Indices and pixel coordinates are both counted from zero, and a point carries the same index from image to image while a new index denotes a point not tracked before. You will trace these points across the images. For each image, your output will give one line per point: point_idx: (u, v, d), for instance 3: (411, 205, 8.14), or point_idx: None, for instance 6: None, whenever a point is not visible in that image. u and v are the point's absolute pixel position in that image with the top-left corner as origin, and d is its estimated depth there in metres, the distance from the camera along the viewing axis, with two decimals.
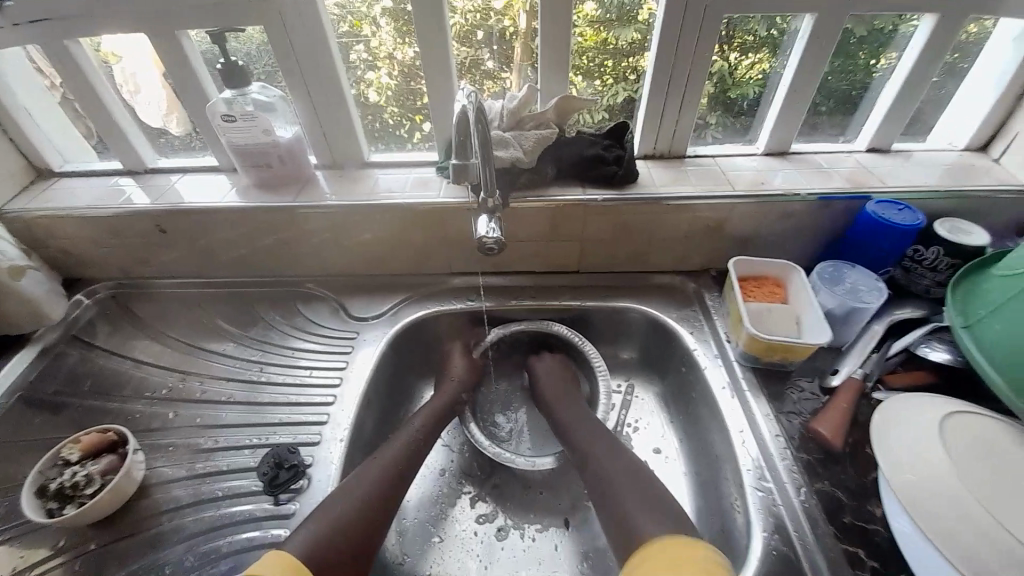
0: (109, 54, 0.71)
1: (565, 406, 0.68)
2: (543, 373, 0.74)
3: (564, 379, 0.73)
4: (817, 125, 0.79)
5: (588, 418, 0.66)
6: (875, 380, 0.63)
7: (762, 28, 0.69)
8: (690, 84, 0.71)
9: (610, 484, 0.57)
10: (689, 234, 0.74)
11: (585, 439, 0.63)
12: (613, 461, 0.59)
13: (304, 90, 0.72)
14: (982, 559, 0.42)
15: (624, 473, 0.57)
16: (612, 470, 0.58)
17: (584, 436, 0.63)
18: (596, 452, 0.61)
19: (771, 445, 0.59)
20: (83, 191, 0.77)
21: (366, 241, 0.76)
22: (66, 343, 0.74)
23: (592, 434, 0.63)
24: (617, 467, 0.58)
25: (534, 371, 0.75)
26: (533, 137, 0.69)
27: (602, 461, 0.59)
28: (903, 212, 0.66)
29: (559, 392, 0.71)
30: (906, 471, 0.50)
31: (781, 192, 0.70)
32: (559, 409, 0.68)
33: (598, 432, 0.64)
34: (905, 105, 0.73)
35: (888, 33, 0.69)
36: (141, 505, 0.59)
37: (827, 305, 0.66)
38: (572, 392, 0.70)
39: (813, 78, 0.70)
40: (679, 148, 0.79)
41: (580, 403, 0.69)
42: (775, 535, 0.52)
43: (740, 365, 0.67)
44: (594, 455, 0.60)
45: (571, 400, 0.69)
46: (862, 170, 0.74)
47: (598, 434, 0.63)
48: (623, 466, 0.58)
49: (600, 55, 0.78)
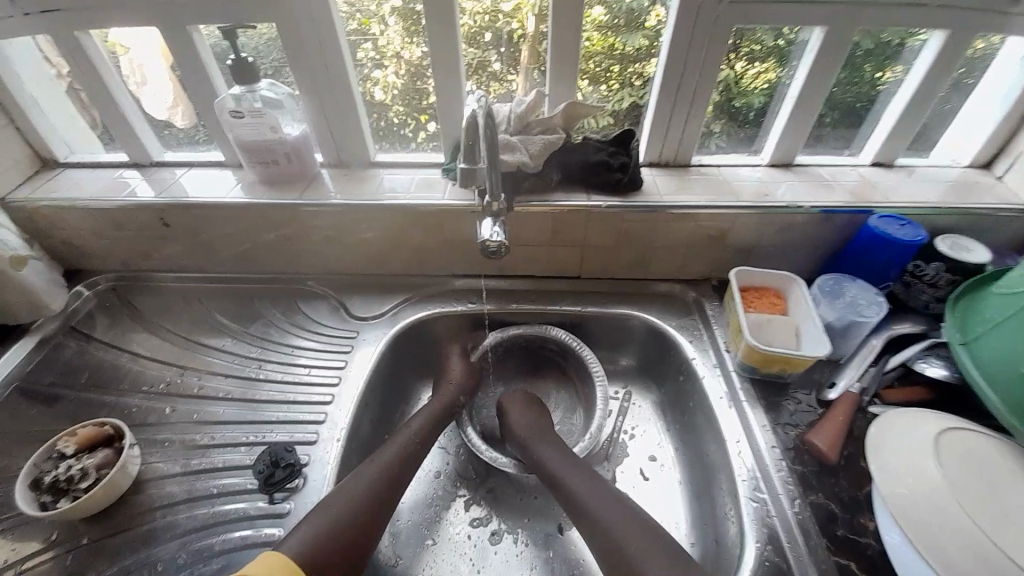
0: (116, 44, 0.71)
1: (545, 444, 0.64)
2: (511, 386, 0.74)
3: (538, 419, 0.68)
4: (822, 137, 0.79)
5: (571, 459, 0.62)
6: (871, 394, 0.63)
7: (770, 39, 0.69)
8: (696, 93, 0.71)
9: (617, 540, 0.52)
10: (691, 243, 0.74)
11: (575, 485, 0.58)
12: (595, 491, 0.57)
13: (311, 87, 0.72)
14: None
15: (628, 526, 0.52)
16: (612, 523, 0.53)
17: (572, 480, 0.59)
18: (590, 503, 0.56)
19: (767, 457, 0.59)
20: (88, 183, 0.77)
21: (370, 241, 0.76)
22: (64, 334, 0.74)
23: (580, 479, 0.58)
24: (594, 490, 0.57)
25: (504, 411, 0.70)
26: (539, 142, 0.70)
27: (598, 512, 0.55)
28: (905, 227, 0.67)
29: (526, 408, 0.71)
30: (899, 484, 0.50)
31: (784, 203, 0.70)
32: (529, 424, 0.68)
33: (588, 475, 0.59)
34: (910, 120, 0.73)
35: (894, 47, 0.69)
36: (135, 501, 0.59)
37: (827, 318, 0.66)
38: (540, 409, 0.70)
39: (823, 89, 0.70)
40: (684, 157, 0.79)
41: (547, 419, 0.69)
42: (768, 546, 0.52)
43: (739, 376, 0.67)
44: (587, 503, 0.56)
45: (549, 437, 0.65)
46: (866, 184, 0.74)
47: (587, 480, 0.58)
48: (599, 487, 0.57)
49: (608, 60, 0.74)
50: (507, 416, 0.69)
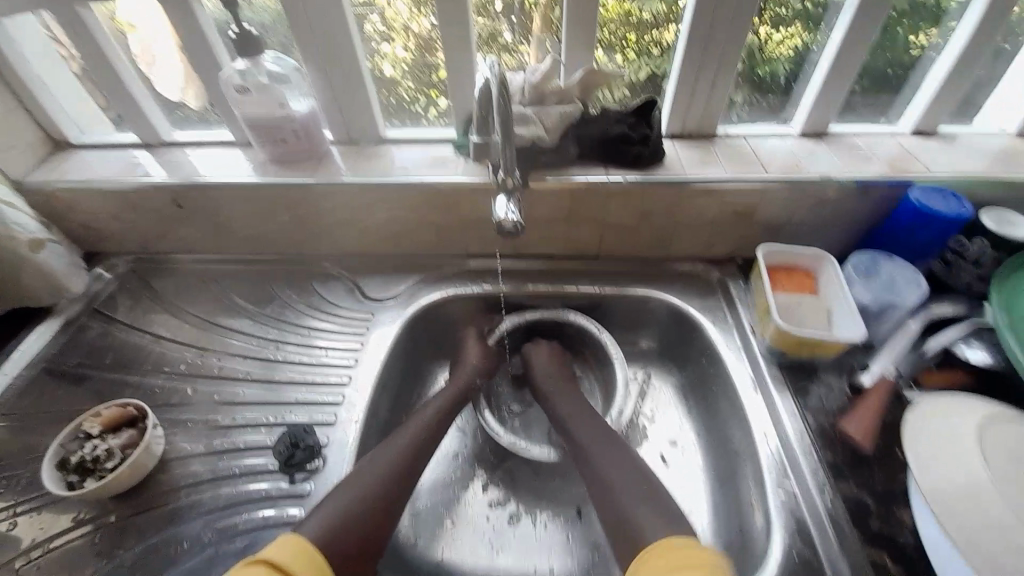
0: (125, 23, 0.70)
1: (568, 409, 0.65)
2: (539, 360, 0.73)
3: (561, 377, 0.70)
4: (858, 105, 0.74)
5: (596, 432, 0.61)
6: (908, 379, 0.60)
7: (797, 2, 0.66)
8: (724, 59, 0.67)
9: (616, 497, 0.54)
10: (716, 220, 0.71)
11: (592, 447, 0.59)
12: (614, 464, 0.56)
13: (318, 61, 0.69)
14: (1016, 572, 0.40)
15: (632, 486, 0.54)
16: (615, 480, 0.55)
17: (595, 453, 0.58)
18: (601, 461, 0.57)
19: (796, 445, 0.57)
20: (100, 164, 0.76)
21: (383, 220, 0.75)
22: (88, 316, 0.75)
23: (597, 440, 0.59)
24: (613, 463, 0.57)
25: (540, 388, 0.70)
26: (554, 114, 0.67)
27: (605, 469, 0.56)
28: (948, 200, 0.63)
29: (559, 382, 0.70)
30: (937, 475, 0.48)
31: (815, 176, 0.66)
32: (556, 399, 0.67)
33: (606, 437, 0.60)
34: (959, 84, 0.68)
35: (929, 9, 0.66)
36: (160, 480, 0.60)
37: (862, 298, 0.63)
38: (569, 383, 0.69)
39: (863, 51, 0.65)
40: (709, 128, 0.75)
41: (578, 394, 0.68)
42: (796, 538, 0.52)
43: (765, 358, 0.65)
44: (606, 476, 0.56)
45: (575, 401, 0.66)
46: (906, 155, 0.70)
47: (604, 441, 0.59)
48: (618, 460, 0.57)
49: (623, 28, 0.70)
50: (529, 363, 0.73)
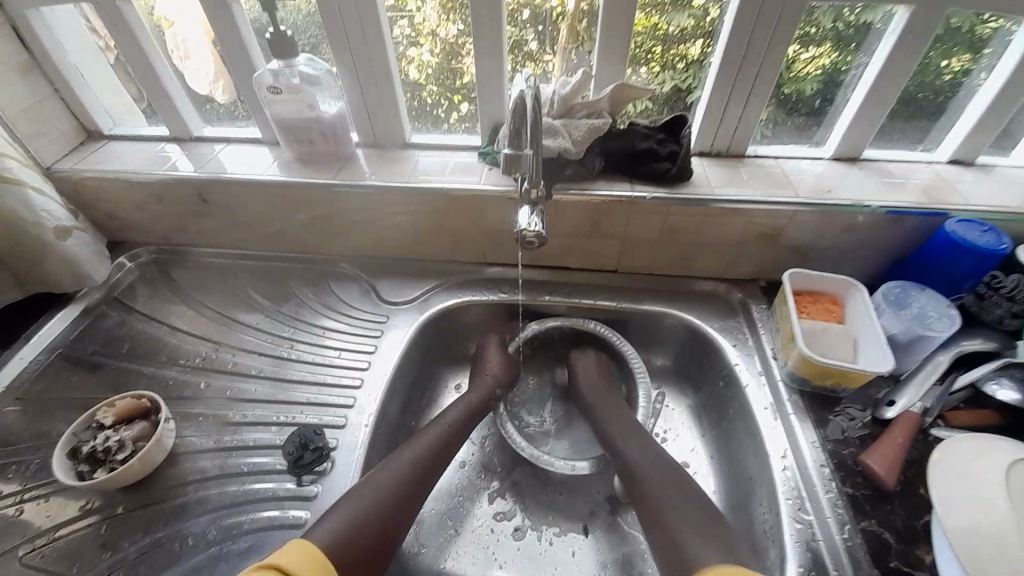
0: (161, 18, 0.71)
1: (610, 417, 0.64)
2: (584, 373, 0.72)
3: (609, 398, 0.68)
4: (894, 131, 0.72)
5: (642, 437, 0.60)
6: (935, 415, 0.58)
7: (828, 20, 0.63)
8: (757, 79, 0.66)
9: (660, 506, 0.52)
10: (741, 242, 0.70)
11: (633, 456, 0.58)
12: (653, 467, 0.56)
13: (349, 64, 0.69)
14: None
15: (674, 495, 0.52)
16: (658, 489, 0.53)
17: (636, 456, 0.58)
18: (642, 470, 0.56)
19: (815, 475, 0.56)
20: (130, 156, 0.77)
21: (404, 224, 0.75)
22: (107, 304, 0.76)
23: (640, 450, 0.58)
24: (656, 468, 0.56)
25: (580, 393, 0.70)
26: (584, 127, 0.65)
27: (648, 477, 0.55)
28: (986, 233, 0.61)
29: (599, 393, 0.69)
30: (962, 514, 0.46)
31: (846, 202, 0.64)
32: (597, 407, 0.67)
33: (647, 447, 0.59)
34: (999, 114, 0.66)
35: (963, 34, 0.62)
36: (168, 474, 0.60)
37: (890, 330, 0.62)
38: (610, 392, 0.69)
39: (902, 78, 0.64)
40: (738, 147, 0.74)
41: (618, 401, 0.67)
42: (811, 572, 0.49)
43: (786, 386, 0.63)
44: (645, 479, 0.55)
45: (619, 415, 0.65)
46: (941, 184, 0.68)
47: (646, 450, 0.58)
48: (658, 464, 0.56)
49: (650, 41, 0.69)
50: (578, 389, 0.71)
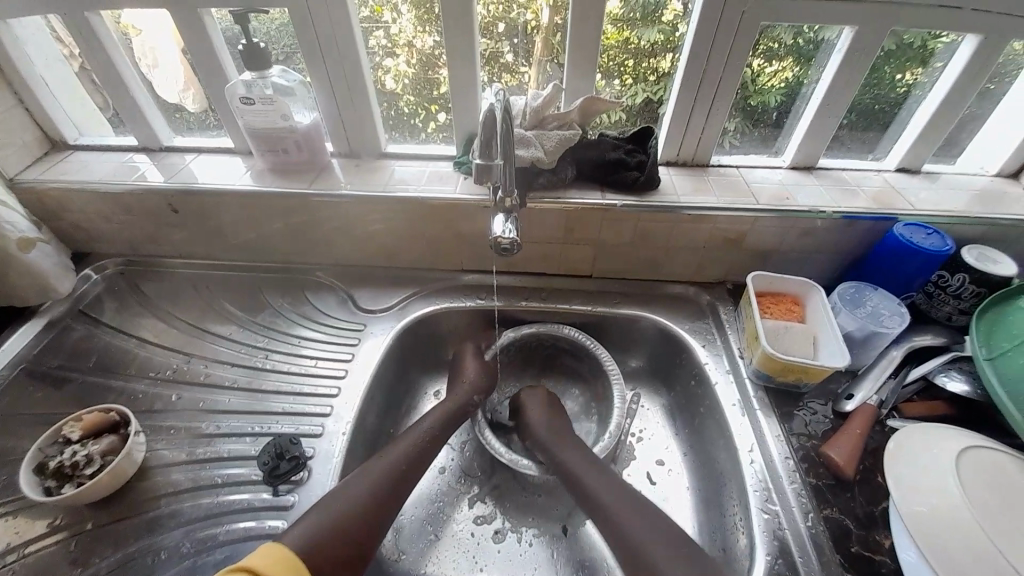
0: (129, 26, 0.69)
1: (555, 437, 0.64)
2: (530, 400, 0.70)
3: (557, 422, 0.67)
4: (846, 141, 0.77)
5: (589, 457, 0.61)
6: (890, 407, 0.61)
7: (789, 37, 0.67)
8: (718, 93, 0.69)
9: (628, 535, 0.51)
10: (707, 246, 0.73)
11: (588, 479, 0.58)
12: (609, 488, 0.56)
13: (324, 74, 0.70)
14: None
15: (639, 521, 0.52)
16: (618, 510, 0.54)
17: (589, 477, 0.58)
18: (600, 495, 0.56)
19: (780, 467, 0.58)
20: (97, 166, 0.76)
21: (380, 232, 0.75)
22: (72, 317, 0.74)
23: (593, 473, 0.58)
24: (608, 488, 0.56)
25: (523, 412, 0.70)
26: (555, 138, 0.68)
27: (605, 498, 0.55)
28: (931, 236, 0.65)
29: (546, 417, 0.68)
30: (920, 502, 0.48)
31: (803, 207, 0.68)
32: (540, 431, 0.66)
33: (599, 470, 0.59)
34: (939, 125, 0.71)
35: (904, 52, 0.67)
36: (140, 487, 0.58)
37: (846, 327, 0.65)
38: (557, 414, 0.69)
39: (851, 91, 0.68)
40: (703, 157, 0.77)
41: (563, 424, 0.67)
42: (779, 560, 0.51)
43: (753, 383, 0.66)
44: (603, 502, 0.55)
45: (564, 438, 0.64)
46: (890, 190, 0.72)
47: (600, 474, 0.58)
48: (610, 486, 0.57)
49: (622, 54, 0.72)
50: (524, 416, 0.69)
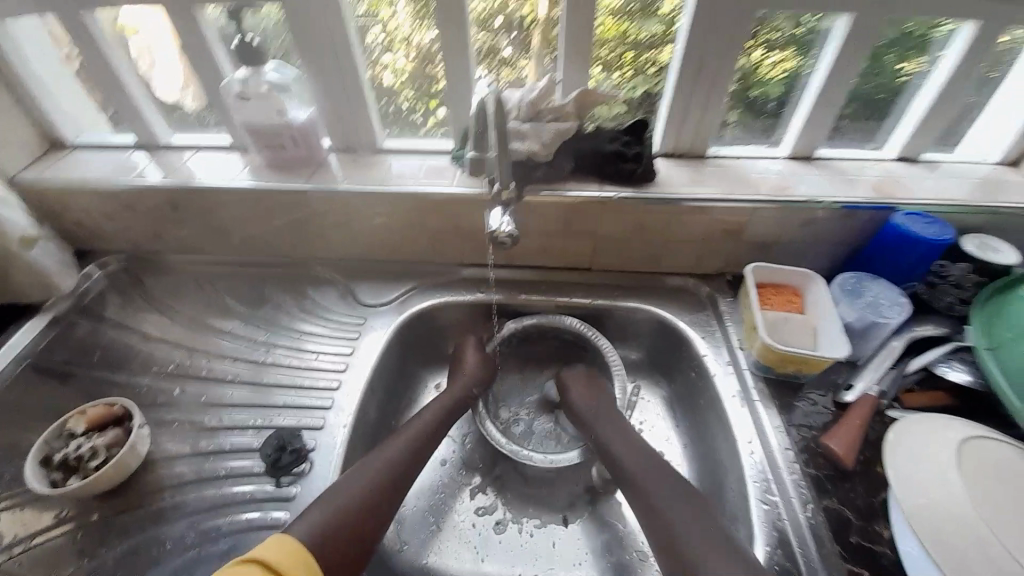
0: (125, 26, 0.70)
1: (598, 414, 0.65)
2: (571, 381, 0.70)
3: (597, 395, 0.67)
4: (844, 130, 0.76)
5: (625, 432, 0.62)
6: (891, 398, 0.61)
7: (787, 28, 0.66)
8: (716, 83, 0.69)
9: (670, 520, 0.51)
10: (705, 237, 0.72)
11: (630, 463, 0.58)
12: (641, 461, 0.58)
13: (318, 66, 0.70)
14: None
15: (684, 507, 0.52)
16: (650, 480, 0.55)
17: (622, 450, 0.60)
18: (644, 480, 0.56)
19: (779, 458, 0.58)
20: (98, 163, 0.76)
21: (376, 228, 0.76)
22: (76, 314, 0.74)
23: (638, 456, 0.58)
24: (641, 460, 0.58)
25: (564, 386, 0.70)
26: (552, 130, 0.68)
27: (637, 469, 0.57)
28: (931, 226, 0.65)
29: (587, 389, 0.68)
30: (918, 494, 0.48)
31: (803, 198, 0.67)
32: (583, 406, 0.66)
33: (644, 454, 0.59)
34: (940, 114, 0.70)
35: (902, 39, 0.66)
36: (144, 480, 0.59)
37: (845, 317, 0.65)
38: (597, 387, 0.69)
39: (849, 78, 0.67)
40: (700, 147, 0.76)
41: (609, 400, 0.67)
42: (778, 550, 0.52)
43: (752, 374, 0.66)
44: (635, 473, 0.57)
45: (606, 410, 0.65)
46: (890, 180, 0.72)
47: (644, 457, 0.58)
48: (642, 458, 0.58)
49: (621, 46, 0.71)
50: (564, 392, 0.69)
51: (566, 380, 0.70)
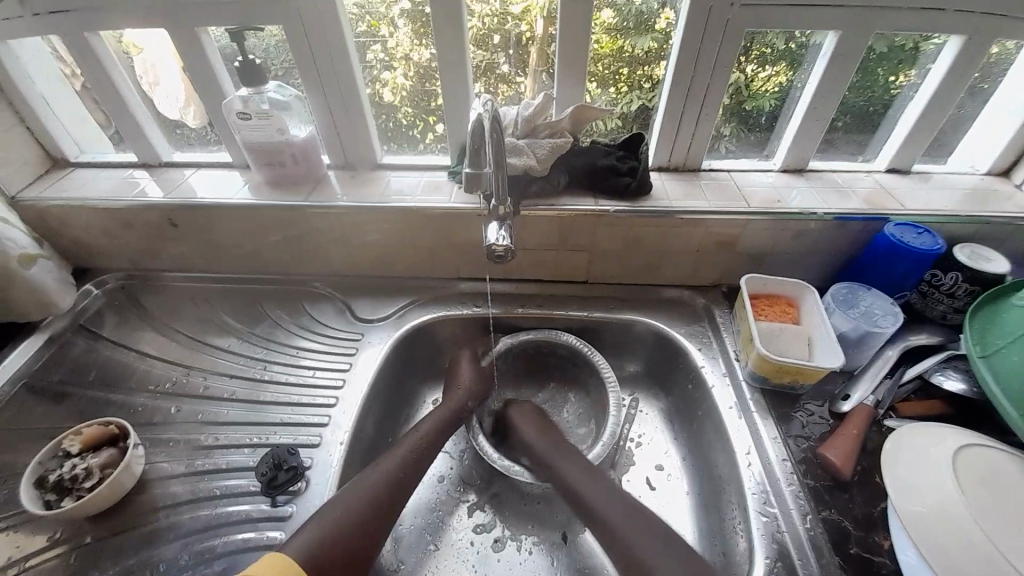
0: (130, 44, 0.71)
1: (551, 446, 0.63)
2: (522, 417, 0.69)
3: (550, 429, 0.66)
4: (833, 142, 0.77)
5: (584, 466, 0.60)
6: (887, 406, 0.61)
7: (781, 42, 0.68)
8: (707, 98, 0.70)
9: (636, 549, 0.51)
10: (699, 250, 0.73)
11: (586, 489, 0.58)
12: (608, 501, 0.56)
13: (317, 83, 0.71)
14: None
15: (647, 535, 0.52)
16: (619, 523, 0.53)
17: (585, 488, 0.58)
18: (602, 508, 0.55)
19: (778, 469, 0.58)
20: (98, 182, 0.77)
21: (374, 244, 0.76)
22: (73, 332, 0.75)
23: (592, 482, 0.58)
24: (606, 500, 0.56)
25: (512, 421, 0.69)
26: (547, 146, 0.69)
27: (603, 510, 0.55)
28: (922, 236, 0.65)
29: (539, 425, 0.67)
30: (917, 502, 0.48)
31: (795, 209, 0.68)
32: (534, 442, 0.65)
33: (599, 480, 0.58)
34: (928, 126, 0.71)
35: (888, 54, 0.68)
36: (138, 500, 0.59)
37: (840, 327, 0.65)
38: (548, 424, 0.67)
39: (840, 90, 0.68)
40: (693, 162, 0.78)
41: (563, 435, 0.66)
42: (778, 563, 0.51)
43: (749, 385, 0.66)
44: (601, 513, 0.55)
45: (559, 443, 0.64)
46: (881, 191, 0.73)
47: (598, 483, 0.58)
48: (609, 498, 0.56)
49: (617, 63, 0.74)
50: (513, 427, 0.68)
51: (515, 417, 0.69)
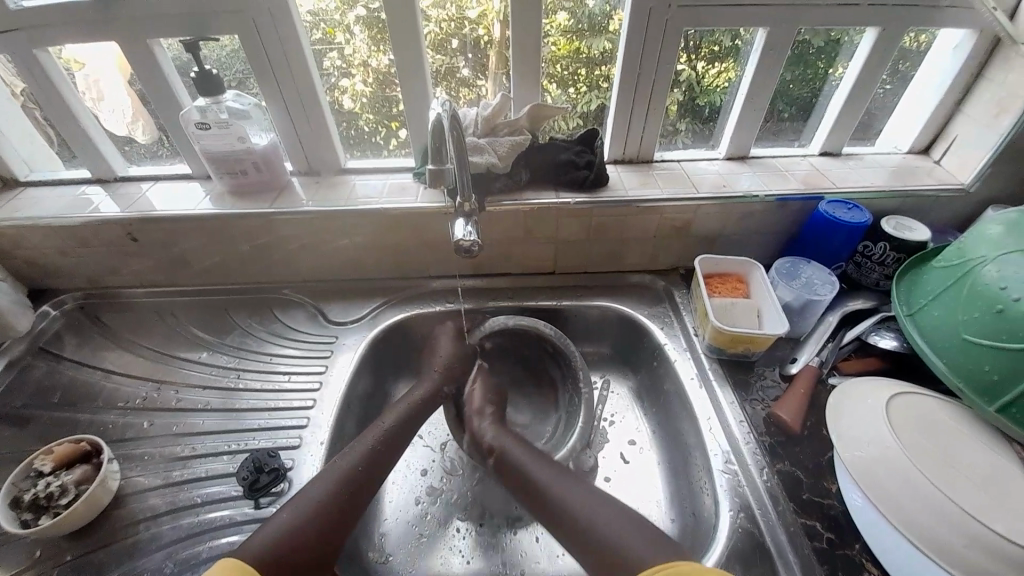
0: (71, 59, 0.70)
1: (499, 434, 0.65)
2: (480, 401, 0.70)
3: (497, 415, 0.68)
4: (780, 131, 0.84)
5: (536, 452, 0.61)
6: (830, 366, 0.67)
7: (728, 39, 0.73)
8: (654, 93, 0.75)
9: (585, 525, 0.50)
10: (656, 235, 0.77)
11: (536, 473, 0.58)
12: (561, 482, 0.56)
13: (278, 95, 0.72)
14: (936, 532, 0.46)
15: (603, 506, 0.52)
16: (577, 497, 0.53)
17: (536, 470, 0.58)
18: (554, 488, 0.55)
19: (737, 432, 0.62)
20: (51, 201, 0.75)
21: (345, 247, 0.77)
22: (33, 355, 0.73)
23: (552, 473, 0.57)
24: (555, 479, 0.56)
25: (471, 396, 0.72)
26: (506, 143, 0.72)
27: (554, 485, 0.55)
28: (851, 210, 0.71)
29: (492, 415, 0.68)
30: (859, 449, 0.54)
31: (741, 193, 0.74)
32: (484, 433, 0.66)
33: (553, 466, 0.59)
34: (852, 111, 0.78)
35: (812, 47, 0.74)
36: (116, 515, 0.58)
37: (785, 298, 0.70)
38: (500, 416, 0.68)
39: (769, 85, 0.75)
40: (646, 153, 0.82)
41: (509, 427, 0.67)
42: (741, 515, 0.55)
43: (707, 357, 0.70)
44: (550, 490, 0.55)
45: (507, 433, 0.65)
46: (816, 173, 0.79)
47: (559, 474, 0.57)
48: (562, 478, 0.56)
49: (574, 64, 0.77)
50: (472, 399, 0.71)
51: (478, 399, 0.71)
